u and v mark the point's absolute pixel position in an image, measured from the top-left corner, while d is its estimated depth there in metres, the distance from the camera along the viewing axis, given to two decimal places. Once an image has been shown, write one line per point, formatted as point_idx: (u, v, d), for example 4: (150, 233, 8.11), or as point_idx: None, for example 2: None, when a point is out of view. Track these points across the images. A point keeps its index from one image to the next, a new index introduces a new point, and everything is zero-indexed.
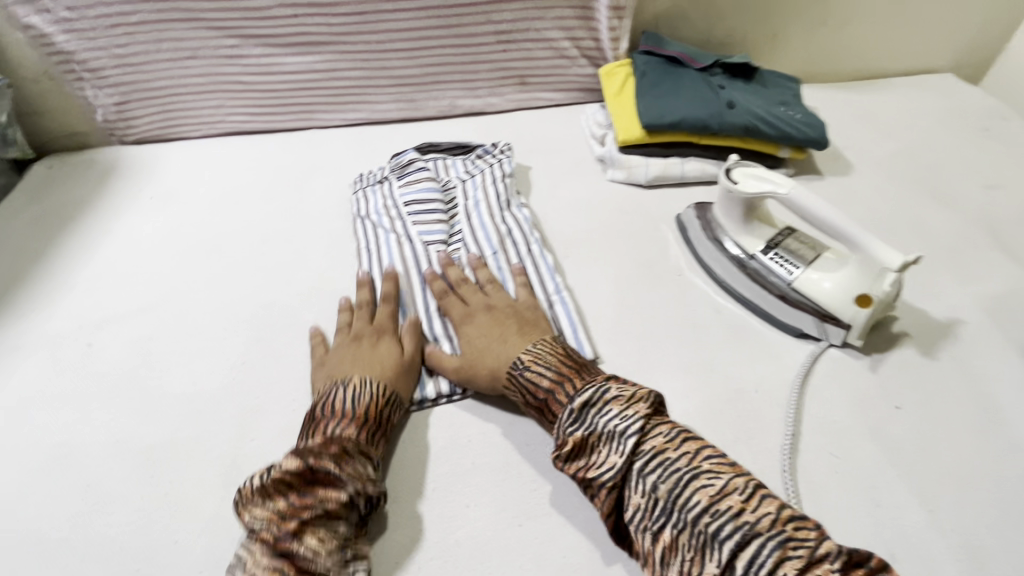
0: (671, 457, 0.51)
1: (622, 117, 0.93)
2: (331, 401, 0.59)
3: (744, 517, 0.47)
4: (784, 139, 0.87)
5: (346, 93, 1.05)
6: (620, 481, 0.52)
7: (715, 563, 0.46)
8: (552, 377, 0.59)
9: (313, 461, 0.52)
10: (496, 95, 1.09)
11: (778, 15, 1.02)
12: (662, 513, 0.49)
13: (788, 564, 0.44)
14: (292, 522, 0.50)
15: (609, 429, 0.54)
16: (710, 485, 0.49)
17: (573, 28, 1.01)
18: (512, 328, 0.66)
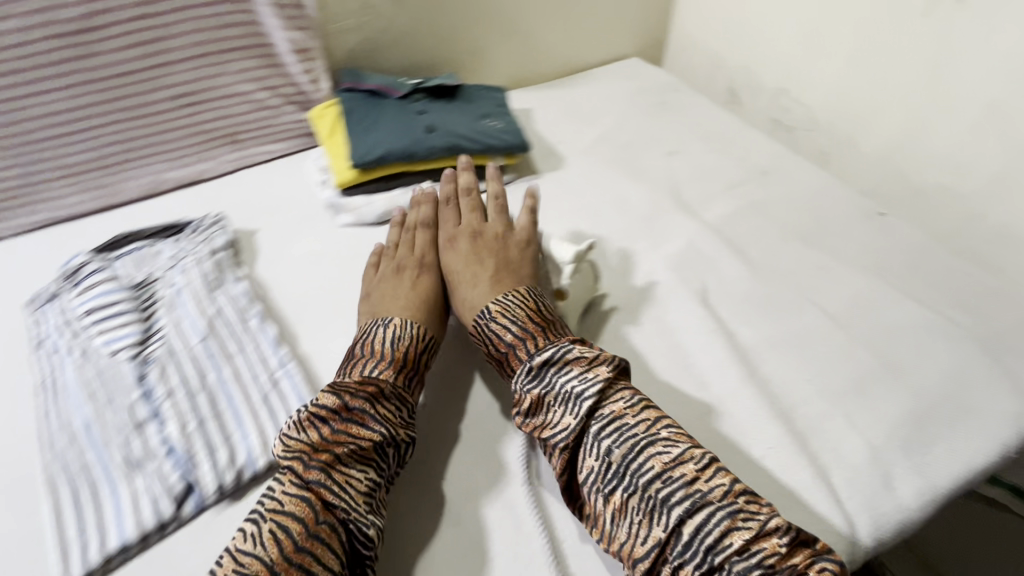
0: (628, 423, 0.56)
1: (336, 161, 0.91)
2: (372, 339, 0.66)
3: (697, 487, 0.51)
4: (490, 149, 0.91)
5: (10, 196, 0.87)
6: (575, 441, 0.57)
7: (663, 527, 0.50)
8: (517, 331, 0.64)
9: (349, 399, 0.58)
10: (210, 159, 0.98)
11: (467, 33, 1.07)
12: (614, 476, 0.54)
13: (736, 534, 0.49)
14: (324, 455, 0.55)
15: (567, 390, 0.58)
16: (665, 453, 0.53)
17: (265, 78, 0.96)
18: (484, 271, 0.73)
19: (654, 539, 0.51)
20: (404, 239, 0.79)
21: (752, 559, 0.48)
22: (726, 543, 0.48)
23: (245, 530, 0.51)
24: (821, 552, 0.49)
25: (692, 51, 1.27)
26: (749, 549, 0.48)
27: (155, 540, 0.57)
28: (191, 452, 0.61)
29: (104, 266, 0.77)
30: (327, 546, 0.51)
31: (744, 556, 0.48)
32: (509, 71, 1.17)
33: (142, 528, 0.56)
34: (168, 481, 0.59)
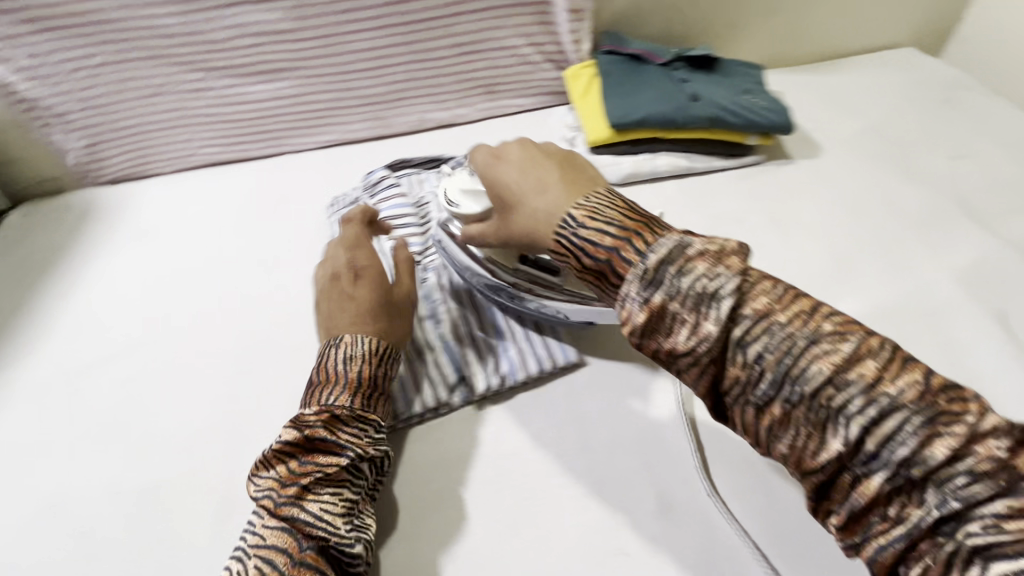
0: (779, 320, 0.45)
1: (588, 115, 0.94)
2: (326, 362, 0.62)
3: (881, 389, 0.41)
4: (751, 127, 0.87)
5: (319, 116, 1.05)
6: (719, 354, 0.46)
7: (840, 440, 0.41)
8: (616, 233, 0.52)
9: (308, 431, 0.57)
10: (466, 106, 1.08)
11: (733, 5, 1.03)
12: (771, 386, 0.44)
13: (937, 441, 0.39)
14: (293, 488, 0.54)
15: (697, 290, 0.46)
16: (830, 351, 0.43)
17: (533, 34, 1.00)
18: (551, 172, 0.61)
19: (829, 453, 0.42)
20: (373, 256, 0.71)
21: (962, 466, 0.39)
22: (924, 451, 0.39)
23: (233, 568, 0.52)
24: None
25: (995, 45, 1.10)
26: (958, 456, 0.39)
27: (433, 417, 0.70)
28: (460, 354, 0.72)
29: (393, 184, 0.91)
30: (319, 570, 0.52)
31: (960, 462, 0.39)
32: (767, 49, 1.10)
33: (429, 407, 0.69)
34: (444, 373, 0.71)
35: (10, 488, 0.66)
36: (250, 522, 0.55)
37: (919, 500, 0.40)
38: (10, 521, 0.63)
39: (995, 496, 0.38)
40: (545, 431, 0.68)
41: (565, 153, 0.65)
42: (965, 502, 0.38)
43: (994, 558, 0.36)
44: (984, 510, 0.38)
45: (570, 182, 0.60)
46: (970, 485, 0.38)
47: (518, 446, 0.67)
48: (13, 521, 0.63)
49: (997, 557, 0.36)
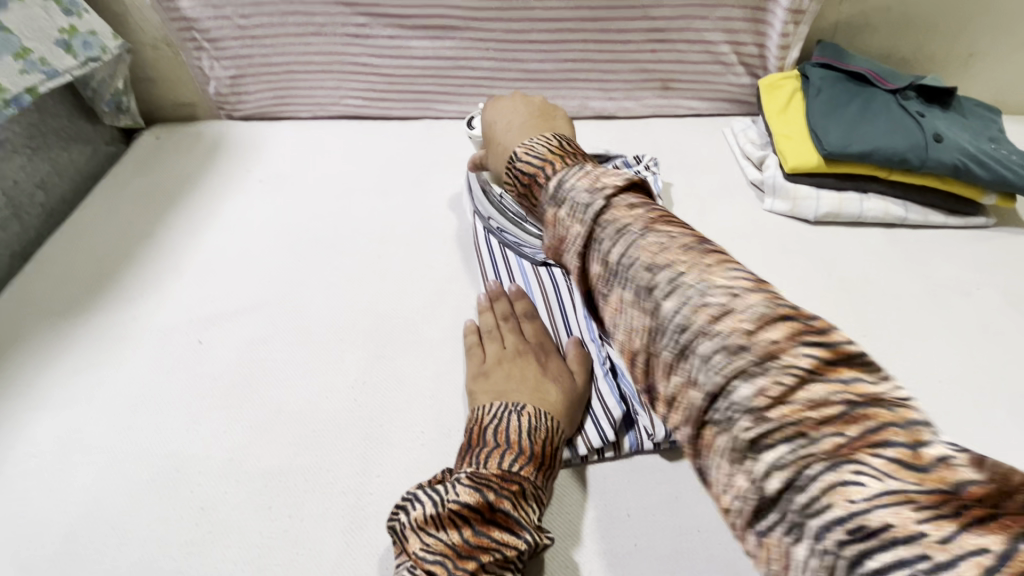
0: (614, 214, 0.40)
1: (792, 137, 0.80)
2: (505, 426, 0.54)
3: (673, 262, 0.35)
4: (998, 185, 0.73)
5: (472, 85, 0.96)
6: (585, 252, 0.41)
7: (652, 317, 0.35)
8: (538, 162, 0.47)
9: (493, 498, 0.48)
10: (633, 99, 0.97)
11: (984, 33, 0.86)
12: (610, 277, 0.39)
13: (703, 309, 0.33)
14: (470, 564, 0.46)
15: (575, 198, 0.42)
16: (653, 242, 0.37)
17: (737, 31, 0.87)
18: (522, 120, 0.57)
19: (643, 331, 0.36)
20: (506, 328, 0.66)
21: (735, 343, 0.31)
22: (692, 322, 0.33)
23: None
24: (810, 334, 0.30)
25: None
26: (715, 330, 0.32)
27: (592, 461, 0.59)
28: (641, 390, 0.61)
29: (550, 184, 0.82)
30: None
31: (715, 337, 0.32)
32: (1000, 87, 0.93)
33: (591, 447, 0.58)
34: (610, 409, 0.60)
35: (127, 438, 0.61)
36: None
37: (691, 377, 0.33)
38: (124, 478, 0.58)
39: (748, 374, 0.30)
40: None
41: (545, 107, 0.61)
42: (723, 377, 0.31)
43: (765, 448, 0.29)
44: (739, 395, 0.30)
45: (532, 125, 0.56)
46: (721, 358, 0.31)
47: (698, 521, 0.55)
48: (126, 479, 0.58)
49: (764, 448, 0.29)
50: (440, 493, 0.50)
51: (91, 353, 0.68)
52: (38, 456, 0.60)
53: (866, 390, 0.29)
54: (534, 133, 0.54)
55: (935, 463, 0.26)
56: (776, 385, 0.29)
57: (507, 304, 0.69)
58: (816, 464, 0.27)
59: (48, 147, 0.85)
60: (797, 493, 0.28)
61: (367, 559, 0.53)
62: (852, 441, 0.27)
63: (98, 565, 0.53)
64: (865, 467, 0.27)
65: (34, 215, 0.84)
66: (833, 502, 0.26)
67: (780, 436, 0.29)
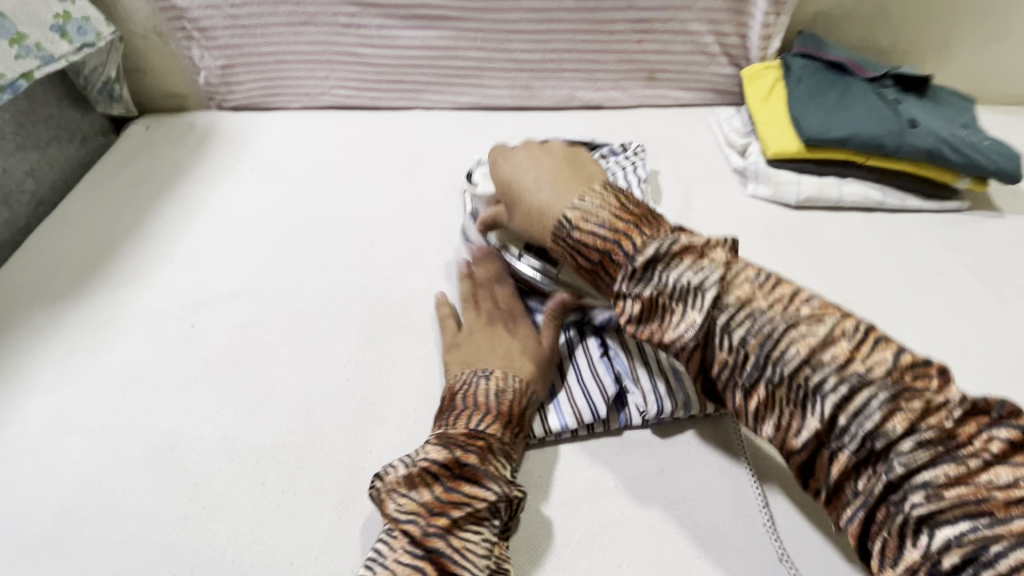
0: (761, 307, 0.46)
1: (773, 125, 0.82)
2: (473, 390, 0.56)
3: (850, 368, 0.42)
4: (969, 169, 0.76)
5: (462, 75, 0.97)
6: (705, 339, 0.47)
7: (817, 417, 0.43)
8: (607, 234, 0.52)
9: (459, 453, 0.50)
10: (620, 89, 0.99)
11: (957, 25, 0.89)
12: (754, 368, 0.45)
13: (896, 413, 0.40)
14: (442, 519, 0.47)
15: (682, 285, 0.48)
16: (812, 336, 0.44)
17: (720, 21, 0.89)
18: (557, 169, 0.59)
19: (808, 430, 0.43)
20: (483, 297, 0.68)
21: (912, 435, 0.40)
22: (881, 422, 0.41)
23: None
24: (1001, 421, 0.40)
25: None
26: (914, 429, 0.40)
27: (581, 435, 0.60)
28: (632, 367, 0.62)
29: None
30: None
31: (915, 434, 0.40)
32: (975, 78, 0.95)
33: (580, 422, 0.59)
34: (603, 385, 0.61)
35: (120, 417, 0.61)
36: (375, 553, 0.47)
37: (875, 471, 0.41)
38: (116, 458, 0.58)
39: (931, 461, 0.39)
40: (715, 477, 0.57)
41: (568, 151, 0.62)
42: (911, 466, 0.39)
43: (942, 523, 0.38)
44: (921, 477, 0.39)
45: (567, 179, 0.57)
46: (915, 451, 0.40)
47: (683, 490, 0.56)
48: (118, 458, 0.58)
49: (942, 523, 0.38)
50: (411, 458, 0.52)
51: (82, 337, 0.69)
52: (30, 436, 0.60)
53: None
54: (576, 187, 0.56)
55: None
56: (958, 467, 0.39)
57: (482, 270, 0.69)
58: (1004, 541, 0.35)
59: (37, 136, 0.85)
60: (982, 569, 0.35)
61: (359, 530, 0.54)
62: None
63: (91, 540, 0.53)
64: None
65: (23, 202, 0.84)
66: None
67: (960, 512, 0.37)
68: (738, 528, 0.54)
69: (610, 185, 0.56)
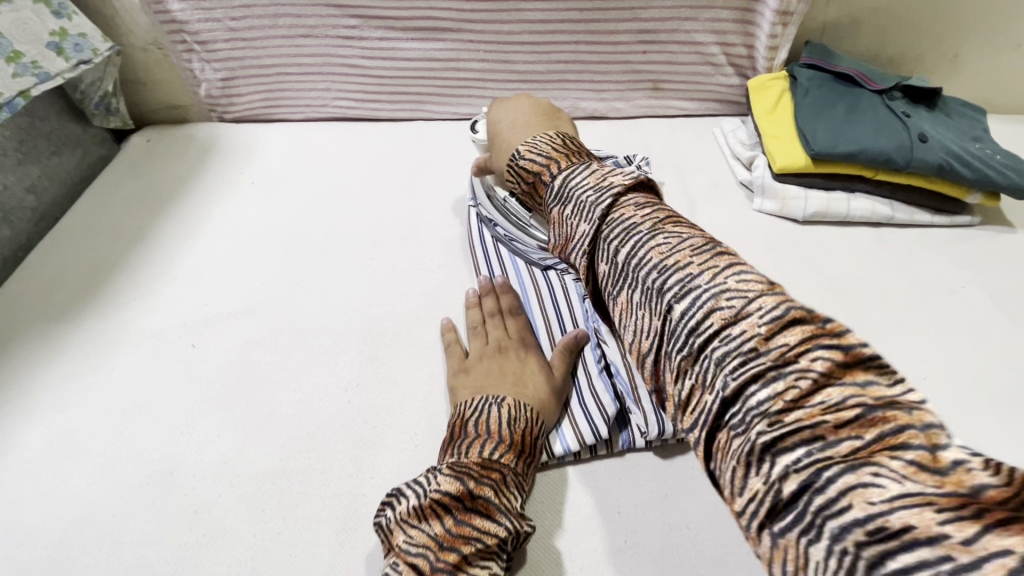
0: (637, 225, 0.48)
1: (780, 138, 0.81)
2: (485, 418, 0.55)
3: (691, 271, 0.42)
4: (981, 184, 0.75)
5: (464, 86, 0.96)
6: (592, 250, 0.52)
7: (659, 315, 0.43)
8: (542, 162, 0.62)
9: (473, 485, 0.49)
10: (624, 100, 0.98)
11: (968, 34, 0.87)
12: (621, 275, 0.48)
13: (718, 313, 0.39)
14: (452, 555, 0.46)
15: (583, 199, 0.54)
16: (665, 244, 0.45)
17: (727, 32, 0.88)
18: (528, 116, 0.71)
19: (652, 328, 0.43)
20: (493, 325, 0.67)
21: (727, 338, 0.38)
22: (702, 320, 0.39)
23: None
24: (824, 338, 0.35)
25: None
26: (728, 329, 0.38)
27: (584, 458, 0.60)
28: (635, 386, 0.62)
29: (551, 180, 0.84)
30: None
31: (727, 337, 0.38)
32: (987, 87, 0.94)
33: (583, 444, 0.58)
34: (603, 405, 0.61)
35: (121, 440, 0.61)
36: None
37: (704, 379, 0.38)
38: (116, 483, 0.58)
39: (763, 376, 0.35)
40: (720, 505, 0.56)
41: (551, 107, 0.75)
42: (742, 380, 0.36)
43: (783, 450, 0.33)
44: (755, 397, 0.35)
45: (534, 125, 0.70)
46: (744, 363, 0.36)
47: (687, 518, 0.56)
48: (118, 484, 0.58)
49: (783, 450, 0.33)
50: (421, 485, 0.51)
51: (83, 356, 0.68)
52: (31, 460, 0.60)
53: (879, 393, 0.33)
54: (537, 130, 0.69)
55: (953, 466, 0.29)
56: (789, 386, 0.34)
57: (494, 300, 0.70)
58: (833, 466, 0.31)
59: (37, 151, 0.85)
60: (816, 495, 0.30)
61: (360, 559, 0.53)
62: (870, 444, 0.31)
63: (92, 569, 0.53)
64: (885, 469, 0.30)
65: (24, 219, 0.83)
66: (852, 502, 0.29)
67: (798, 438, 0.32)
68: (744, 558, 0.53)
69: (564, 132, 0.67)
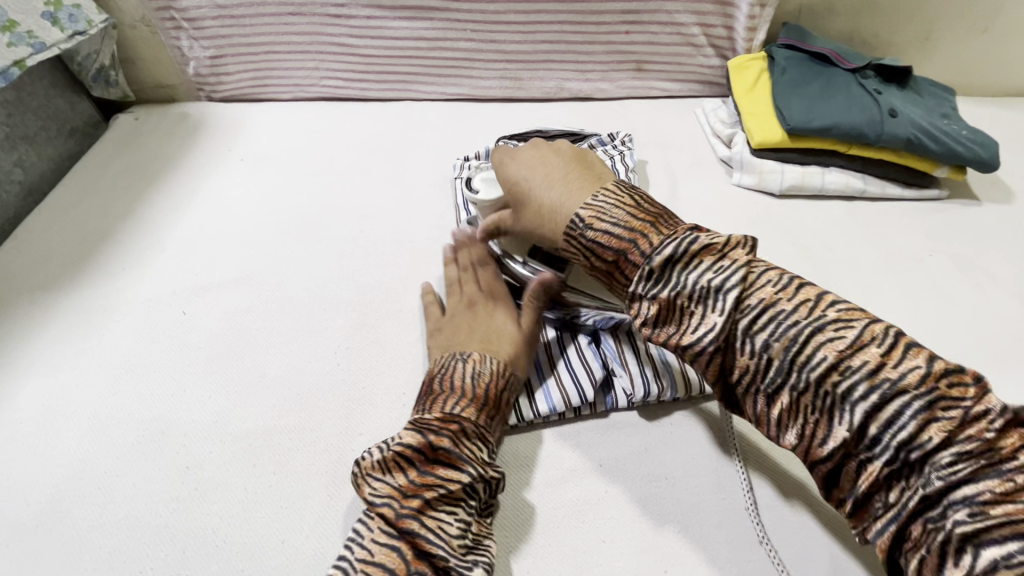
0: (785, 310, 0.44)
1: (758, 115, 0.84)
2: (451, 374, 0.57)
3: (881, 373, 0.40)
4: (948, 158, 0.78)
5: (451, 66, 0.98)
6: (725, 342, 0.45)
7: (845, 425, 0.41)
8: (620, 234, 0.52)
9: (433, 437, 0.51)
10: (609, 81, 1.00)
11: (938, 17, 0.91)
12: (777, 373, 0.44)
13: (935, 425, 0.39)
14: (414, 501, 0.48)
15: (701, 287, 0.46)
16: (838, 340, 0.42)
17: (707, 13, 0.90)
18: (565, 175, 0.60)
19: (835, 440, 0.42)
20: (466, 278, 0.69)
21: (951, 448, 0.38)
22: (917, 435, 0.39)
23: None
24: None
25: None
26: (950, 440, 0.38)
27: (569, 417, 0.62)
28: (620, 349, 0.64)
29: None
30: None
31: (953, 447, 0.38)
32: (956, 70, 0.97)
33: (568, 403, 0.60)
34: (589, 368, 0.62)
35: (112, 403, 0.62)
36: (354, 534, 0.48)
37: (917, 485, 0.40)
38: (108, 442, 0.59)
39: (972, 476, 0.37)
40: (698, 457, 0.59)
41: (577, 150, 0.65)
42: (948, 482, 0.38)
43: (988, 543, 0.36)
44: (961, 492, 0.37)
45: (576, 186, 0.58)
46: (953, 465, 0.38)
47: (666, 468, 0.58)
48: (110, 442, 0.59)
49: (987, 542, 0.36)
50: (388, 441, 0.53)
51: (73, 323, 0.69)
52: (22, 422, 0.61)
53: None
54: (583, 192, 0.57)
55: None
56: (1004, 483, 0.37)
57: (467, 254, 0.71)
58: None
59: (25, 125, 0.85)
60: None
61: (350, 509, 0.55)
62: None
63: (85, 522, 0.54)
64: None
65: (12, 192, 0.84)
66: None
67: (1006, 531, 0.36)
68: (719, 505, 0.55)
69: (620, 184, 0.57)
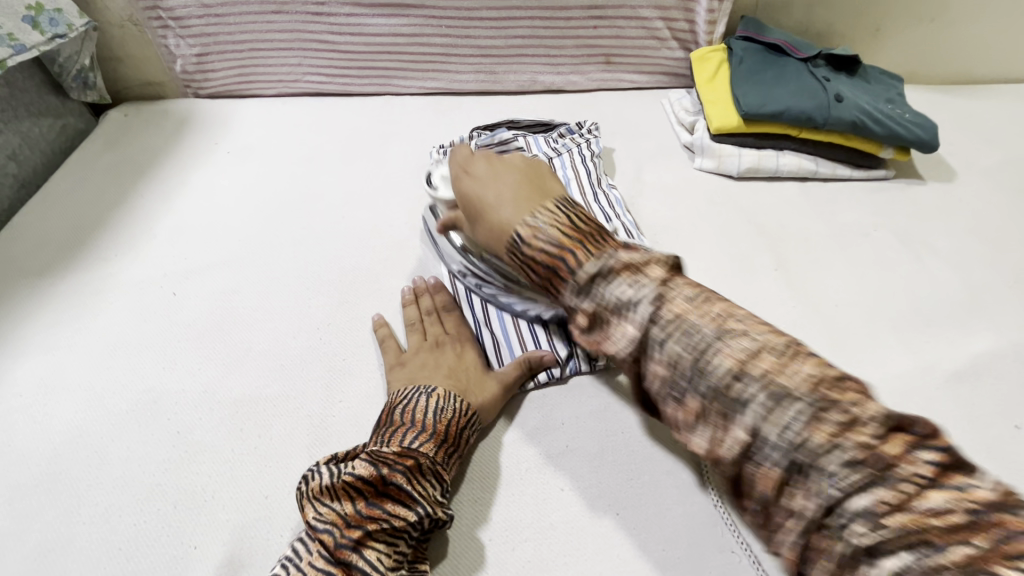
0: (694, 322, 0.44)
1: (716, 103, 0.89)
2: (412, 406, 0.58)
3: (775, 379, 0.40)
4: (890, 139, 0.83)
5: (428, 61, 1.02)
6: (638, 353, 0.46)
7: (743, 428, 0.40)
8: (553, 250, 0.51)
9: (386, 471, 0.51)
10: (579, 73, 1.05)
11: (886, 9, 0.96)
12: (683, 380, 0.43)
13: (820, 427, 0.37)
14: (356, 532, 0.49)
15: (620, 300, 0.47)
16: (741, 349, 0.42)
17: (669, 7, 0.95)
18: (509, 185, 0.58)
19: (733, 443, 0.40)
20: (427, 321, 0.69)
21: (842, 453, 0.36)
22: (806, 437, 0.37)
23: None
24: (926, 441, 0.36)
25: None
26: (840, 444, 0.36)
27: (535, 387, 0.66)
28: None
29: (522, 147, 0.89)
30: None
31: (841, 452, 0.36)
32: (906, 60, 1.03)
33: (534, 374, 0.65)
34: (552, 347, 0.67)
35: (107, 375, 0.66)
36: (294, 552, 0.50)
37: (809, 489, 0.37)
38: (104, 411, 0.63)
39: (868, 483, 0.35)
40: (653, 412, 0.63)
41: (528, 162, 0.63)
42: (847, 489, 0.36)
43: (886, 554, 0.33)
44: (859, 503, 0.35)
45: (523, 197, 0.56)
46: (848, 472, 0.36)
47: (623, 424, 0.62)
48: (106, 411, 0.63)
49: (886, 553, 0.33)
50: (343, 466, 0.54)
51: (70, 303, 0.73)
52: (21, 395, 0.64)
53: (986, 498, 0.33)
54: (527, 204, 0.56)
55: None
56: (897, 493, 0.34)
57: (429, 299, 0.71)
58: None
59: (18, 120, 0.89)
60: None
61: None
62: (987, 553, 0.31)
63: (83, 483, 0.58)
64: None
65: (6, 184, 0.87)
66: None
67: (900, 543, 0.33)
68: (669, 453, 0.60)
69: (562, 201, 0.56)
